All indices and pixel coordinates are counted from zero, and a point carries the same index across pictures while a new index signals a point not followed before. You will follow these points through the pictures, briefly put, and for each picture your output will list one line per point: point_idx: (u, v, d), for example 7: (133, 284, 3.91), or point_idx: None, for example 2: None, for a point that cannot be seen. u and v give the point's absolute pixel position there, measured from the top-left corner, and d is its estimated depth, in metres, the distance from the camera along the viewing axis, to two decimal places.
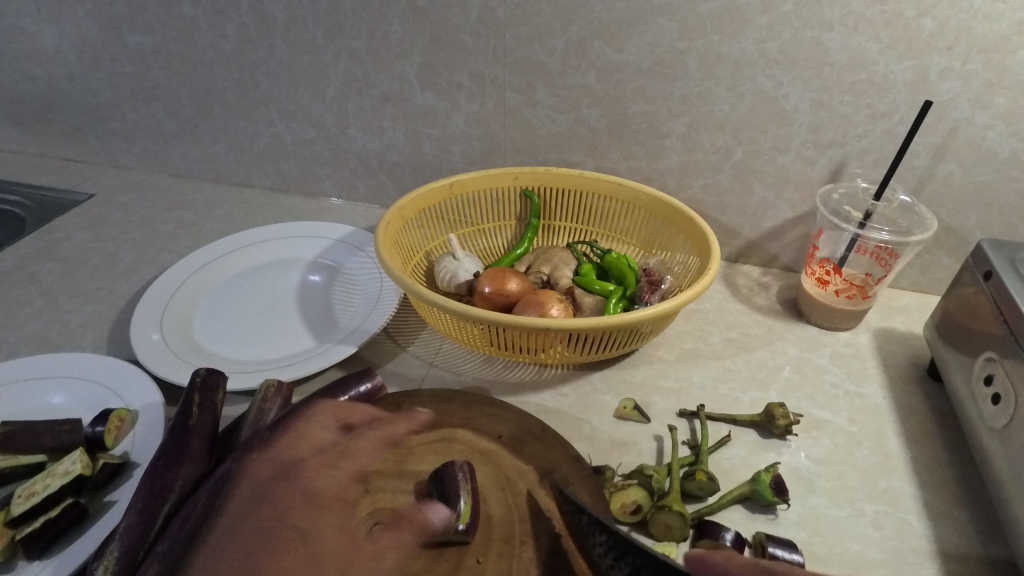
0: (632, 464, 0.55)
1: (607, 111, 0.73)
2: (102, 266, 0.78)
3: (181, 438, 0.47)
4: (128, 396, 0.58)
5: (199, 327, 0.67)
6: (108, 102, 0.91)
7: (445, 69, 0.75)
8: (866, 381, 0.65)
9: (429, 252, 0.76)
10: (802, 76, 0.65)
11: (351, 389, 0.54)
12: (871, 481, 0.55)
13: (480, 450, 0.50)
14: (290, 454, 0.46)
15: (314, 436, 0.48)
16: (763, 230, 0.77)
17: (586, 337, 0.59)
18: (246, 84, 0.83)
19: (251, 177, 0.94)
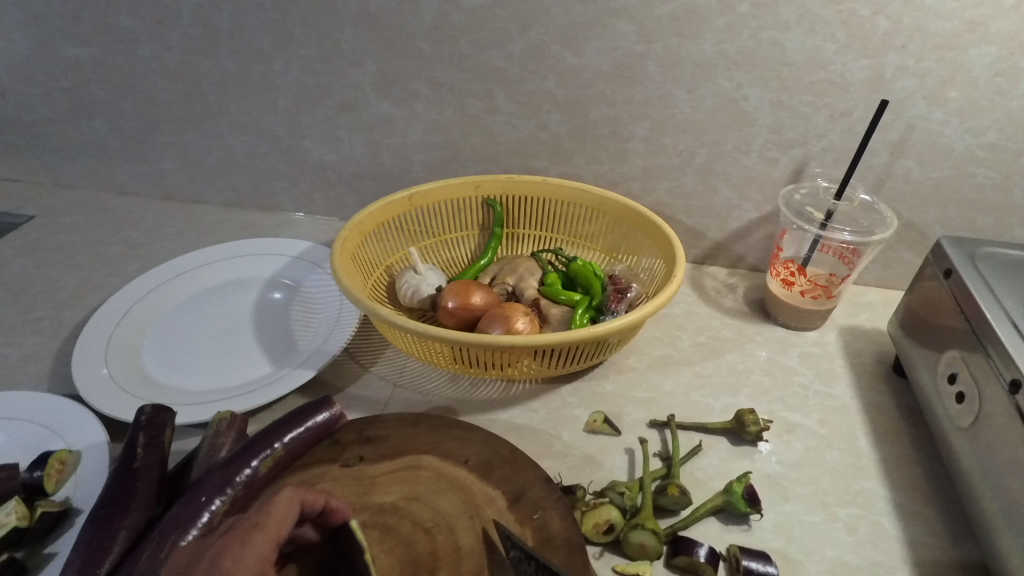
0: (605, 480, 0.54)
1: (568, 116, 0.72)
2: (43, 294, 0.74)
3: (126, 483, 0.45)
4: (70, 436, 0.55)
5: (150, 358, 0.64)
6: (44, 118, 0.87)
7: (401, 77, 0.72)
8: (835, 381, 0.65)
9: (391, 267, 0.74)
10: (762, 77, 0.65)
11: (309, 419, 0.50)
12: (843, 483, 0.55)
13: (447, 476, 0.49)
14: (244, 494, 0.45)
15: (269, 473, 0.46)
16: (728, 231, 0.77)
17: (553, 352, 0.57)
18: (192, 97, 0.80)
19: (204, 193, 0.90)
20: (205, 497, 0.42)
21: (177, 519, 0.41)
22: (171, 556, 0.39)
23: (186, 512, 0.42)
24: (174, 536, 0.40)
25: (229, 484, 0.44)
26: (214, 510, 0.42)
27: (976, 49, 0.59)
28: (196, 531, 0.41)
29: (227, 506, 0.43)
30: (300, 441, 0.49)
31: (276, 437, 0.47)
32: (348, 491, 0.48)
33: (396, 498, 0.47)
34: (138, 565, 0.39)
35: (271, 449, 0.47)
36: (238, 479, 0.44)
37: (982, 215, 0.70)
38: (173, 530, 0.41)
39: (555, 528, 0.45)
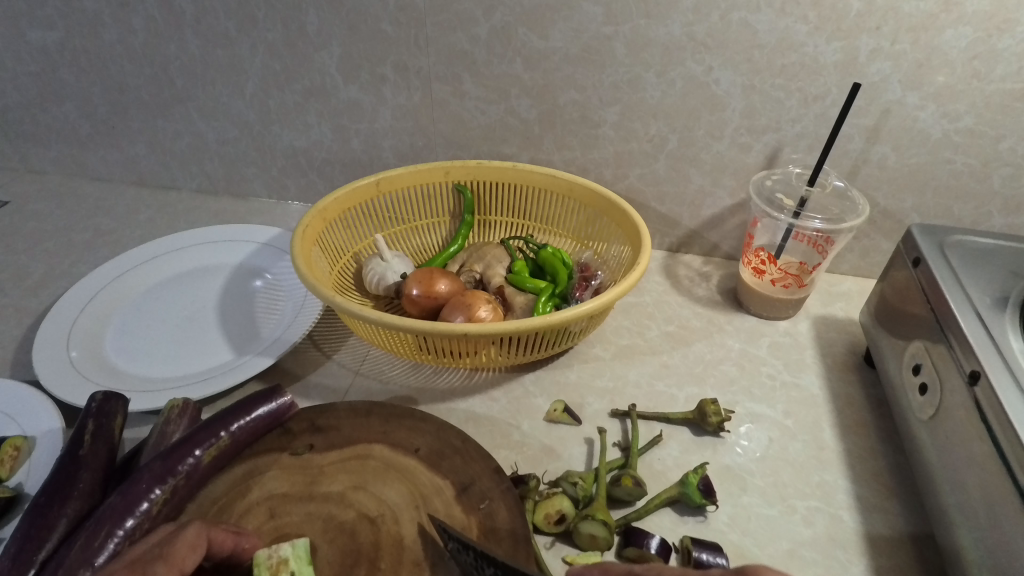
0: (561, 470, 0.53)
1: (537, 101, 0.70)
2: (10, 281, 0.74)
3: (69, 471, 0.45)
4: (26, 421, 0.54)
5: (113, 344, 0.63)
6: (15, 103, 0.86)
7: (367, 61, 0.71)
8: (804, 371, 0.64)
9: (358, 254, 0.73)
10: (732, 60, 0.63)
11: (257, 409, 0.49)
12: (803, 475, 0.54)
13: (395, 466, 0.48)
14: (186, 484, 0.44)
15: (213, 462, 0.46)
16: (702, 219, 0.76)
17: (514, 340, 0.56)
18: (160, 81, 0.79)
19: (177, 179, 0.90)
20: (145, 486, 0.42)
21: (114, 508, 0.41)
22: (105, 545, 0.39)
23: (125, 500, 0.41)
24: (110, 526, 0.40)
25: (170, 475, 0.44)
26: (154, 499, 0.42)
27: (951, 31, 0.57)
28: (134, 520, 0.41)
29: (167, 496, 0.43)
30: (247, 430, 0.48)
31: (222, 427, 0.47)
32: (295, 481, 0.47)
33: (341, 488, 0.47)
34: (71, 554, 0.39)
35: (216, 438, 0.46)
36: (180, 468, 0.44)
37: (960, 203, 0.68)
38: (109, 519, 0.40)
39: (500, 519, 0.44)
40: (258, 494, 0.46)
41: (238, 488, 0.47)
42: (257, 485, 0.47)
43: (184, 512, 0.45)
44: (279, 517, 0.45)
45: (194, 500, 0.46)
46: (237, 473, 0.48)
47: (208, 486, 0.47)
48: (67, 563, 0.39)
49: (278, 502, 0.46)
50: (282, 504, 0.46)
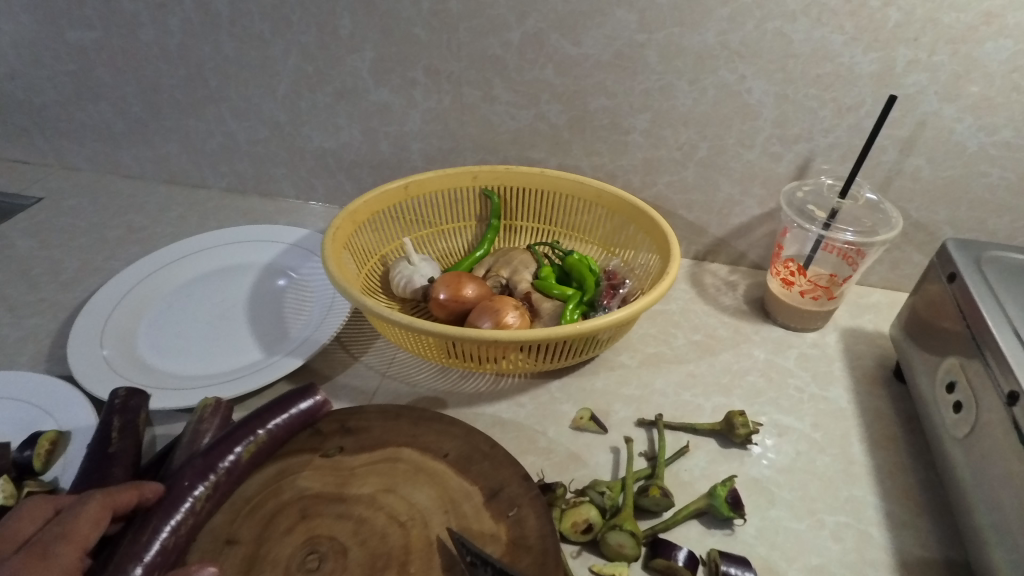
0: (587, 478, 0.53)
1: (567, 107, 0.70)
2: (45, 275, 0.76)
3: (101, 466, 0.45)
4: (61, 416, 0.55)
5: (145, 341, 0.64)
6: (51, 101, 0.88)
7: (399, 64, 0.72)
8: (832, 384, 0.63)
9: (386, 256, 0.73)
10: (766, 69, 0.63)
11: (292, 407, 0.50)
12: (832, 490, 0.53)
13: (425, 470, 0.48)
14: (226, 481, 0.45)
15: (252, 459, 0.47)
16: (730, 227, 0.75)
17: (543, 346, 0.56)
18: (194, 82, 0.80)
19: (206, 178, 0.91)
20: (188, 483, 0.43)
21: (160, 504, 0.42)
22: (151, 541, 0.40)
23: (169, 497, 0.42)
24: (156, 522, 0.41)
25: (212, 472, 0.44)
26: (196, 496, 0.43)
27: (992, 43, 0.56)
28: (178, 517, 0.42)
29: (209, 492, 0.44)
30: (283, 428, 0.49)
31: (259, 425, 0.48)
32: (326, 481, 0.48)
33: (372, 490, 0.47)
34: (119, 550, 0.40)
35: (254, 435, 0.47)
36: (220, 465, 0.45)
37: (995, 217, 0.67)
38: (154, 515, 0.41)
39: (530, 525, 0.45)
40: (291, 494, 0.47)
41: (270, 488, 0.47)
42: (290, 485, 0.48)
43: (218, 510, 0.46)
44: (311, 518, 0.46)
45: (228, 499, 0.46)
46: (270, 472, 0.48)
47: (241, 485, 0.47)
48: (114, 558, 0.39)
49: (310, 503, 0.46)
50: (314, 504, 0.46)
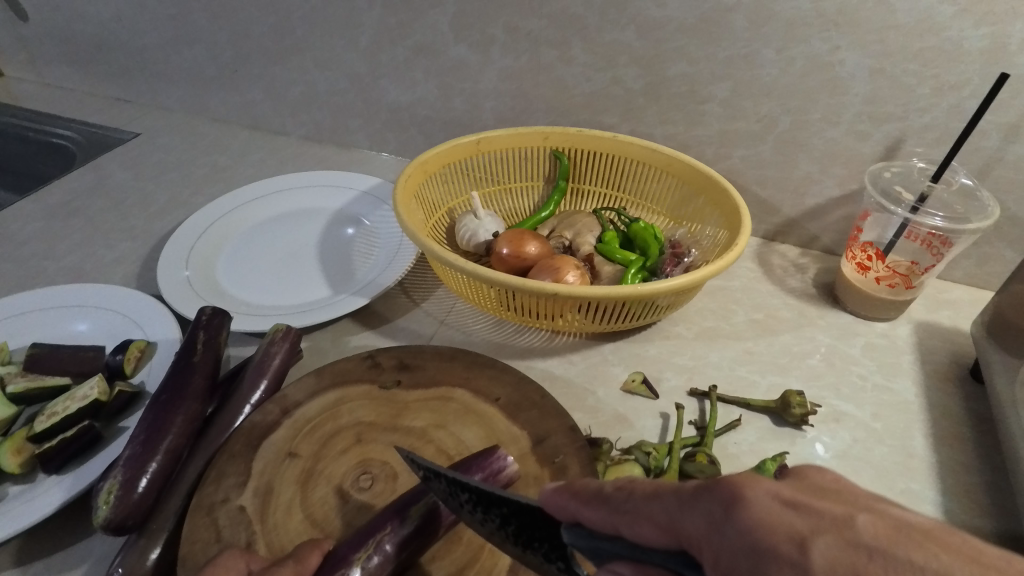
0: (632, 439, 0.54)
1: (645, 72, 0.69)
2: (139, 205, 0.82)
3: (185, 375, 0.49)
4: (148, 328, 0.60)
5: (224, 270, 0.69)
6: (152, 44, 0.94)
7: (479, 20, 0.72)
8: (899, 376, 0.60)
9: (452, 210, 0.75)
10: (863, 40, 0.59)
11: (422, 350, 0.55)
12: (887, 480, 0.52)
13: (475, 412, 0.50)
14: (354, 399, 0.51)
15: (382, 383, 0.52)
16: (804, 208, 0.72)
17: (599, 307, 0.57)
18: (282, 30, 0.83)
19: (286, 125, 0.95)
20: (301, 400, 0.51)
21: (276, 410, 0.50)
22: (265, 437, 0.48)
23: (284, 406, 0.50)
24: (274, 423, 0.49)
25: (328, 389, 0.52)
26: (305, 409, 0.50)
27: None
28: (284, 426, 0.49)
29: (320, 406, 0.51)
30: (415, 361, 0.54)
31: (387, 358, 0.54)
32: (381, 411, 0.50)
33: (423, 424, 0.49)
34: (234, 438, 0.48)
35: (387, 365, 0.54)
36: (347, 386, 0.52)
37: None
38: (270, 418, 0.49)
39: (572, 474, 0.46)
40: (348, 419, 0.50)
41: (329, 411, 0.50)
42: (347, 410, 0.50)
43: (281, 426, 0.49)
44: (365, 442, 0.48)
45: (290, 416, 0.50)
46: (330, 397, 0.51)
47: (302, 406, 0.50)
48: (229, 445, 0.47)
49: (365, 429, 0.49)
50: (369, 431, 0.49)
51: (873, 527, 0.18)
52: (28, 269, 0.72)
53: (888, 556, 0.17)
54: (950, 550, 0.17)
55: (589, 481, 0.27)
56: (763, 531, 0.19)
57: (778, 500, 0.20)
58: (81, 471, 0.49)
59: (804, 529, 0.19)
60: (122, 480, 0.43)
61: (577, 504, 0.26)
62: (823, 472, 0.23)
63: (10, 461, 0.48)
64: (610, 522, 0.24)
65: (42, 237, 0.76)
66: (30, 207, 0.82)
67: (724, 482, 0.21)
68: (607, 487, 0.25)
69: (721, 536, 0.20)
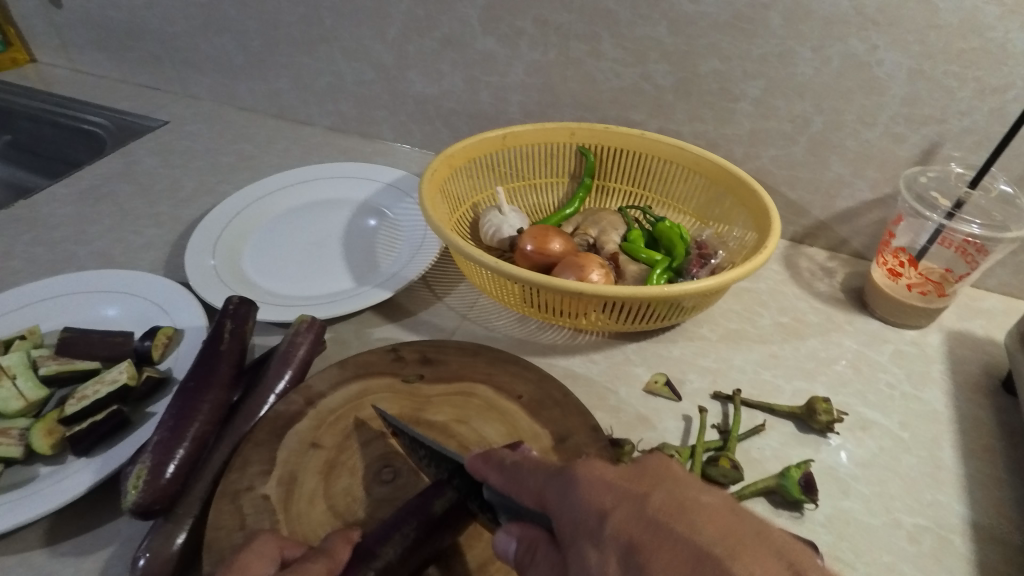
0: (654, 441, 0.53)
1: (676, 68, 0.68)
2: (166, 192, 0.83)
3: (212, 363, 0.50)
4: (175, 314, 0.61)
5: (249, 259, 0.69)
6: (181, 32, 0.94)
7: (509, 13, 0.71)
8: (928, 386, 0.59)
9: (476, 204, 0.74)
10: (903, 40, 0.58)
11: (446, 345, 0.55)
12: (914, 491, 0.51)
13: (497, 408, 0.50)
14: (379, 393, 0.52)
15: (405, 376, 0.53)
16: (835, 211, 0.71)
17: (623, 307, 0.56)
18: (311, 20, 0.83)
19: (312, 116, 0.95)
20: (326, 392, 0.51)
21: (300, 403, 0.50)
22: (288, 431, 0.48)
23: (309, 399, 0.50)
24: (299, 416, 0.49)
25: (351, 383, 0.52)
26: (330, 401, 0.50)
27: None
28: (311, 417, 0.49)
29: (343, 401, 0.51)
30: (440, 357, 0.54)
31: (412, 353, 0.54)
32: (404, 404, 0.51)
33: (445, 419, 0.49)
34: (260, 427, 0.48)
35: (411, 360, 0.54)
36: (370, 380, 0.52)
37: None
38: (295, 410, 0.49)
39: None
40: (371, 411, 0.50)
41: (353, 403, 0.50)
42: (370, 403, 0.51)
43: (305, 416, 0.49)
44: (388, 435, 0.49)
45: (314, 407, 0.50)
46: (353, 389, 0.51)
47: (326, 397, 0.51)
48: (254, 434, 0.48)
49: (388, 422, 0.49)
50: (392, 424, 0.49)
51: (659, 504, 0.27)
52: (59, 253, 0.73)
53: (650, 538, 0.25)
54: (691, 540, 0.25)
55: (498, 450, 0.35)
56: (588, 506, 0.28)
57: (607, 487, 0.28)
58: (110, 455, 0.49)
59: (609, 504, 0.27)
60: (150, 466, 0.43)
61: (486, 469, 0.35)
62: (661, 461, 0.30)
63: (43, 441, 0.50)
64: (504, 483, 0.33)
65: (72, 221, 0.78)
66: (61, 191, 0.83)
67: (573, 470, 0.29)
68: (509, 462, 0.34)
69: (566, 506, 0.29)
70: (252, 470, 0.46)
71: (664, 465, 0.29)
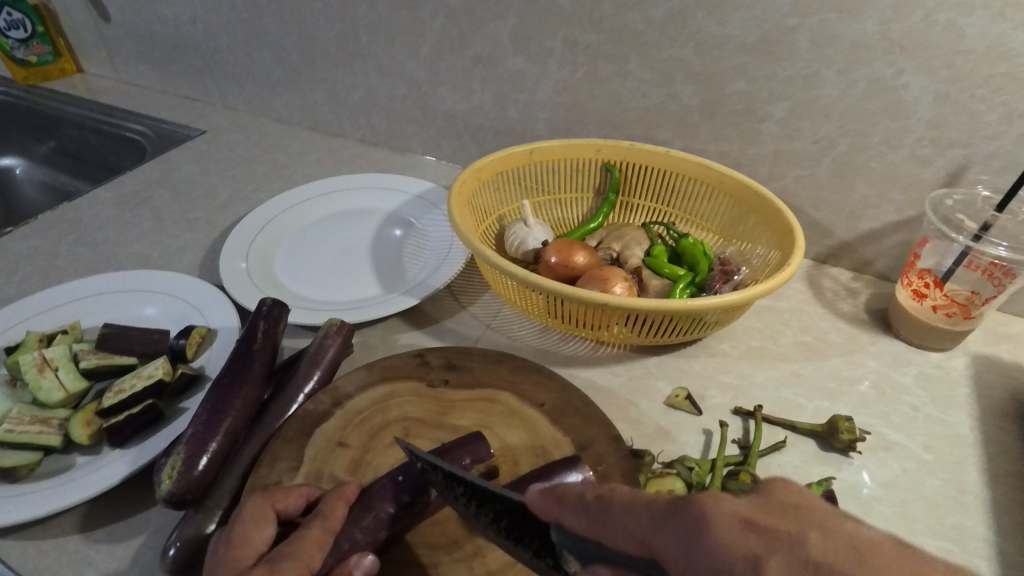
0: (675, 454, 0.53)
1: (702, 88, 0.69)
2: (204, 198, 0.86)
3: (245, 361, 0.51)
4: (208, 314, 0.63)
5: (280, 264, 0.72)
6: (223, 46, 0.99)
7: (539, 33, 0.74)
8: (953, 409, 0.58)
9: (502, 217, 0.76)
10: (928, 64, 0.58)
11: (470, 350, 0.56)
12: (938, 514, 0.50)
13: (520, 415, 0.51)
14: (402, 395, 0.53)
15: (431, 380, 0.54)
16: (859, 232, 0.71)
17: (645, 319, 0.57)
18: (347, 36, 0.86)
19: (344, 128, 0.98)
20: (353, 393, 0.52)
21: (327, 402, 0.52)
22: (315, 429, 0.50)
23: (335, 399, 0.52)
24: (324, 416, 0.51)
25: (377, 384, 0.53)
26: (355, 402, 0.52)
27: None
28: (335, 418, 0.51)
29: (369, 400, 0.52)
30: (464, 362, 0.55)
31: (438, 356, 0.56)
32: (429, 408, 0.52)
33: (469, 424, 0.51)
34: (288, 424, 0.50)
35: (437, 364, 0.55)
36: (396, 381, 0.54)
37: None
38: (322, 410, 0.51)
39: (614, 482, 0.46)
40: (397, 413, 0.51)
41: (379, 405, 0.52)
42: (396, 405, 0.52)
43: (332, 416, 0.51)
44: (413, 437, 0.50)
45: (342, 407, 0.51)
46: (379, 392, 0.53)
47: (354, 398, 0.52)
48: (283, 430, 0.49)
49: (413, 425, 0.51)
50: (416, 426, 0.51)
51: (827, 548, 0.20)
52: (100, 253, 0.76)
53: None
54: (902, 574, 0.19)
55: (569, 484, 0.29)
56: (725, 553, 0.21)
57: (745, 527, 0.22)
58: (144, 448, 0.51)
59: (761, 547, 0.21)
60: (185, 457, 0.45)
61: (561, 510, 0.29)
62: (789, 484, 0.25)
63: (82, 431, 0.52)
64: (590, 529, 0.27)
65: (114, 224, 0.81)
66: (103, 194, 0.87)
67: (695, 504, 0.23)
68: (588, 495, 0.28)
69: (692, 563, 0.22)
70: (278, 467, 0.47)
71: (796, 493, 0.24)
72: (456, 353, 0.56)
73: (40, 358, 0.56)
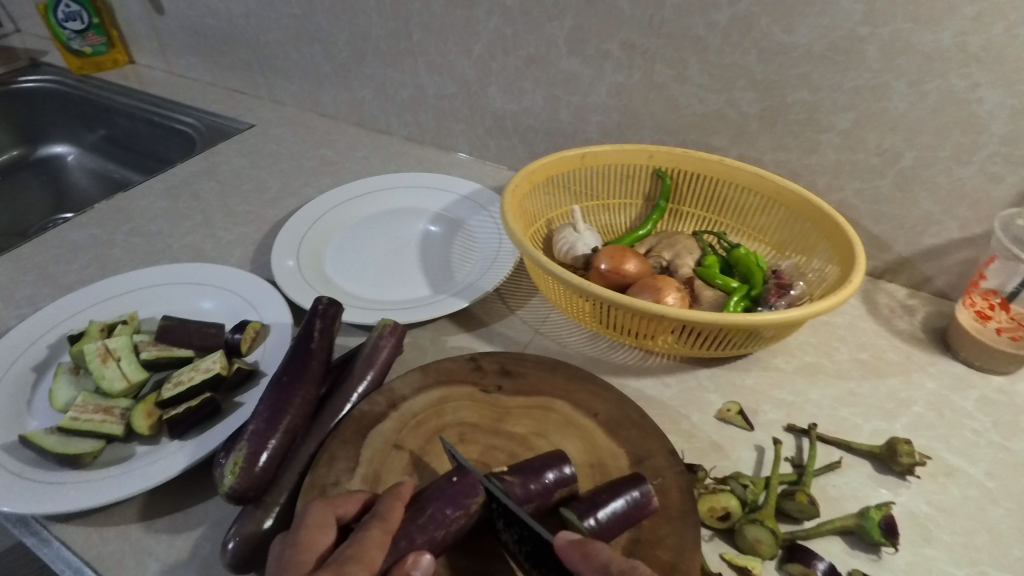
0: (729, 470, 0.53)
1: (762, 96, 0.68)
2: (253, 192, 0.87)
3: (303, 359, 0.52)
4: (262, 309, 0.64)
5: (330, 261, 0.72)
6: (274, 40, 1.00)
7: (596, 36, 0.73)
8: (1017, 436, 0.56)
9: (551, 220, 0.76)
10: (1007, 78, 0.56)
11: (521, 355, 0.56)
12: (1003, 545, 0.48)
13: (575, 425, 0.51)
14: (455, 399, 0.53)
15: (485, 384, 0.54)
16: (920, 248, 0.69)
17: (701, 332, 0.56)
18: (399, 34, 0.86)
19: (391, 125, 0.99)
20: (407, 395, 0.53)
21: (382, 404, 0.52)
22: (372, 430, 0.50)
23: (390, 400, 0.52)
24: (380, 416, 0.51)
25: (431, 387, 0.53)
26: (410, 405, 0.52)
27: None
28: (391, 419, 0.51)
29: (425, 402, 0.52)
30: (517, 368, 0.55)
31: (492, 360, 0.56)
32: (483, 413, 0.52)
33: (523, 431, 0.50)
34: (345, 424, 0.50)
35: (492, 370, 0.55)
36: (449, 385, 0.54)
37: None
38: (377, 411, 0.51)
39: (672, 499, 0.45)
40: (452, 418, 0.51)
41: (433, 408, 0.52)
42: (451, 409, 0.52)
43: (388, 417, 0.51)
44: (467, 442, 0.50)
45: (397, 409, 0.52)
46: (434, 395, 0.53)
47: (409, 400, 0.52)
48: (340, 430, 0.50)
49: (467, 430, 0.51)
50: (471, 432, 0.51)
51: None
52: (155, 245, 0.78)
53: None
54: None
55: (597, 547, 0.36)
56: None
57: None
58: (203, 440, 0.52)
59: None
60: (247, 453, 0.46)
61: (583, 565, 0.36)
62: None
63: (143, 422, 0.53)
64: None
65: (167, 215, 0.83)
66: (156, 185, 0.89)
67: None
68: (613, 565, 0.34)
69: None
70: (336, 467, 0.47)
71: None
72: (510, 359, 0.56)
73: (103, 349, 0.57)
